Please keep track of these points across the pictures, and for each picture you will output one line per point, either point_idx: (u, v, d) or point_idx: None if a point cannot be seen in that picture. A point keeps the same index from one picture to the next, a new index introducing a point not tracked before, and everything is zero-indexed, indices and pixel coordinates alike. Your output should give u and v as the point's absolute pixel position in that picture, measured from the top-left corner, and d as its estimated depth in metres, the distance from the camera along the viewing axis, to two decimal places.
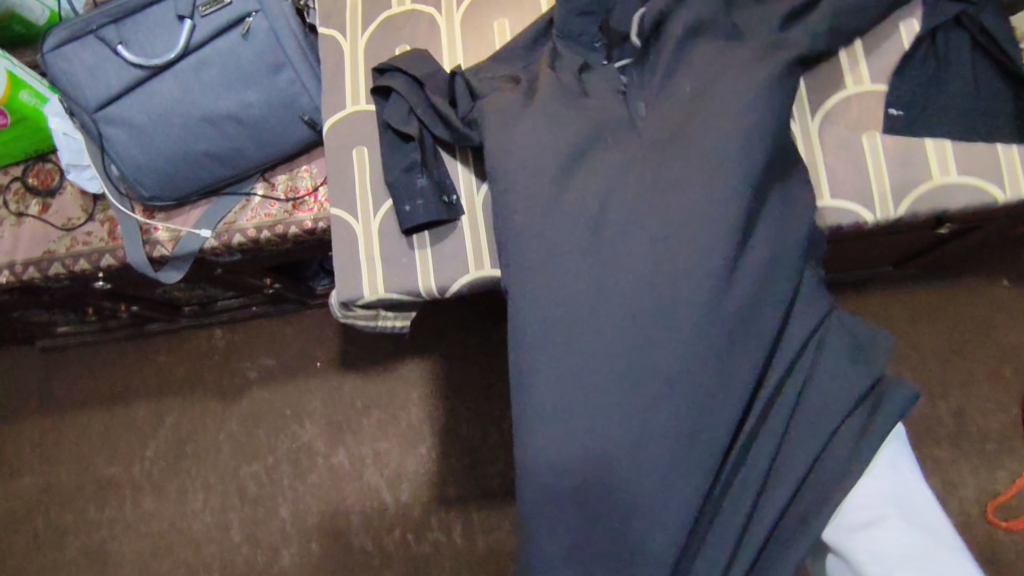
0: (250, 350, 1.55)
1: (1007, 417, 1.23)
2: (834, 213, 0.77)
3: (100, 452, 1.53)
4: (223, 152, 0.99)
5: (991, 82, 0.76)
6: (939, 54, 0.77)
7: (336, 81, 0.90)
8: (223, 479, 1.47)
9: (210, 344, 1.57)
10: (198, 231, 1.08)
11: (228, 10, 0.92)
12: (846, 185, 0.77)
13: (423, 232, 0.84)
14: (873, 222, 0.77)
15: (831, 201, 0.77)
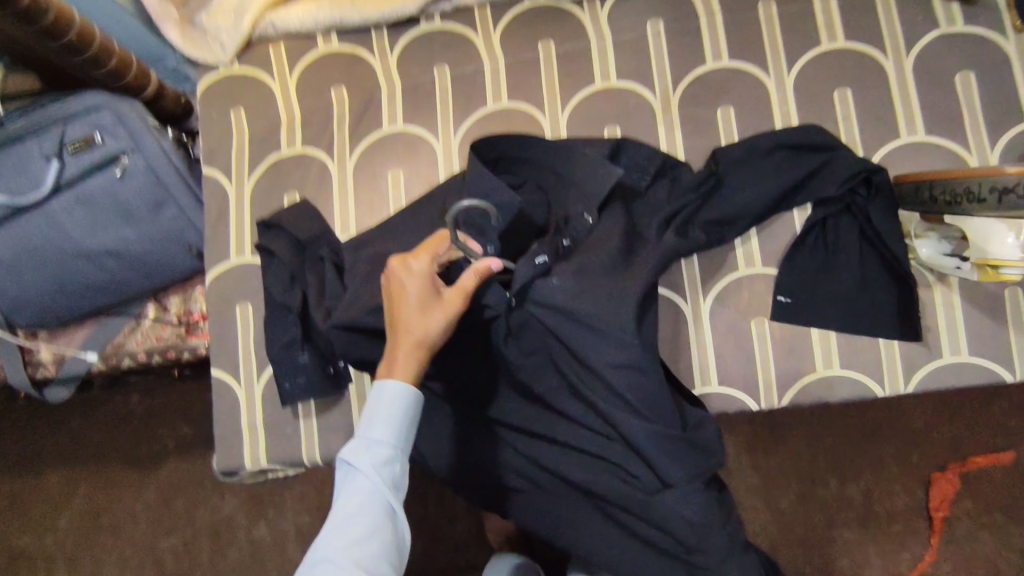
0: (167, 416, 1.37)
1: (910, 501, 1.21)
2: (721, 399, 0.77)
3: (8, 521, 1.38)
4: (105, 284, 0.94)
5: (878, 273, 0.75)
6: (828, 240, 0.77)
7: (220, 228, 0.85)
8: (138, 554, 1.34)
9: (125, 411, 1.39)
10: (84, 354, 1.02)
11: (99, 150, 0.85)
12: (734, 370, 0.77)
13: (308, 401, 0.81)
14: (759, 409, 0.77)
15: (718, 387, 0.77)
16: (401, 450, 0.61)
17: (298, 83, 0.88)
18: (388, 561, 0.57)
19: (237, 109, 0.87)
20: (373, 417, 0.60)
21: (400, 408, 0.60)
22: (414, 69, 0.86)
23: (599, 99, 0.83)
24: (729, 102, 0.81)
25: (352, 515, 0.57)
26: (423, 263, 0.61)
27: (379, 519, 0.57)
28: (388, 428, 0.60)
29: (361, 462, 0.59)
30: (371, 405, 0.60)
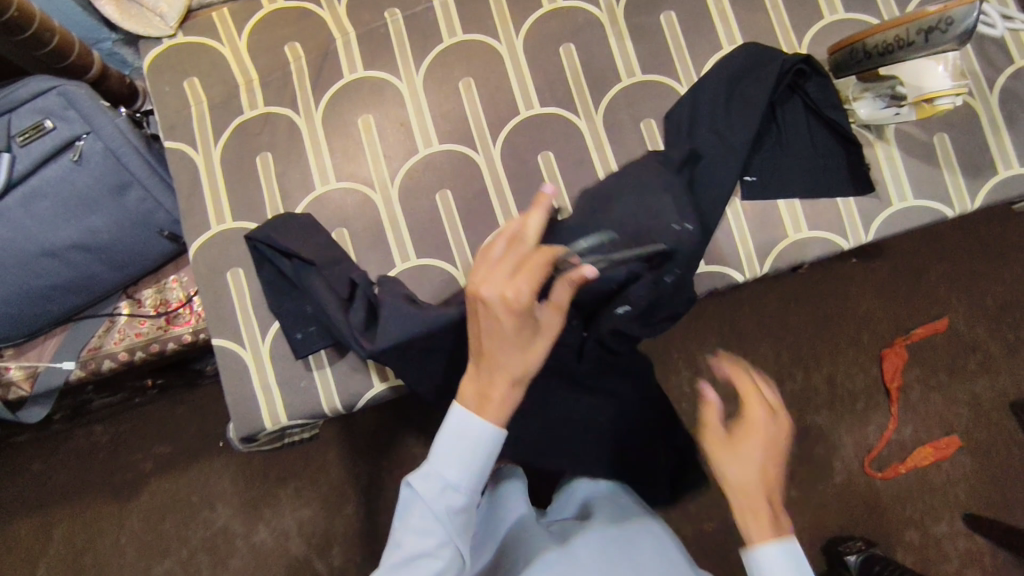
0: (139, 439, 1.32)
1: (869, 376, 1.32)
2: (709, 279, 0.83)
3: None
4: (75, 283, 0.90)
5: (825, 139, 0.83)
6: (776, 118, 0.83)
7: (195, 199, 0.84)
8: None
9: (91, 443, 1.32)
10: (60, 364, 0.97)
11: (52, 136, 0.82)
12: (716, 251, 0.83)
13: (320, 351, 0.81)
14: (743, 281, 0.83)
15: (705, 268, 0.82)
16: (470, 490, 0.62)
17: (248, 44, 0.87)
18: None
19: (190, 78, 0.86)
20: (456, 456, 0.60)
21: (487, 447, 0.60)
22: (366, 16, 0.87)
23: (551, 21, 0.87)
24: (671, 8, 0.87)
25: (422, 555, 0.59)
26: (529, 293, 0.56)
27: (449, 560, 0.60)
28: (461, 472, 0.60)
29: (433, 500, 0.60)
30: (449, 446, 0.60)
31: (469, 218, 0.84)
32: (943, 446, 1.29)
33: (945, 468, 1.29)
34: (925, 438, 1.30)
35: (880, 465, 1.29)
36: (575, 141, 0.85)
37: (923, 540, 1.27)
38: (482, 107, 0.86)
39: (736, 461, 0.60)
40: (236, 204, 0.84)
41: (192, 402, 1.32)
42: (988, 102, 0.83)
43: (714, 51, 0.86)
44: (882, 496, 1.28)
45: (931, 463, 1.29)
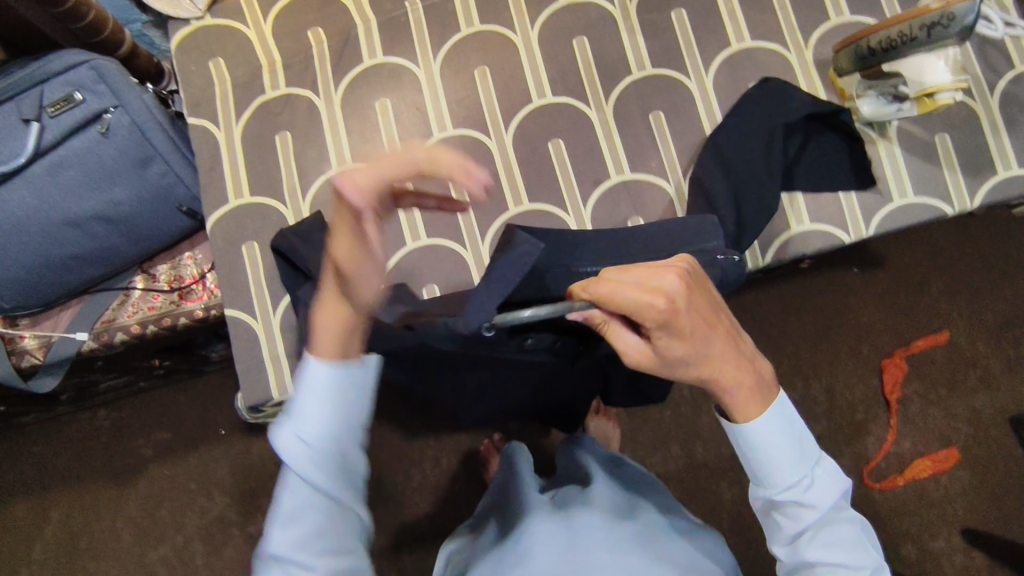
0: (141, 425, 1.33)
1: (869, 387, 1.33)
2: None
3: None
4: (93, 253, 0.93)
5: (829, 138, 0.85)
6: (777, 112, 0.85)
7: (214, 174, 0.87)
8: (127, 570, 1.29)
9: (93, 427, 1.33)
10: (73, 335, 0.98)
11: (80, 108, 0.85)
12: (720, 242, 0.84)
13: None
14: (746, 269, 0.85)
15: None
16: (341, 429, 0.56)
17: (273, 28, 0.90)
18: (349, 547, 0.55)
19: (216, 59, 0.89)
20: (312, 408, 0.55)
21: (342, 391, 0.56)
22: (387, 5, 0.90)
23: (565, 16, 0.90)
24: (681, 6, 0.90)
25: (304, 512, 0.54)
26: (358, 191, 0.49)
27: (333, 511, 0.55)
28: (322, 413, 0.55)
29: (297, 453, 0.54)
30: (303, 389, 0.55)
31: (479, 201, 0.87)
32: (942, 459, 1.30)
33: (944, 481, 1.29)
34: (925, 451, 1.31)
35: (879, 477, 1.30)
36: (585, 130, 0.88)
37: (920, 554, 1.27)
38: (496, 95, 0.89)
39: (699, 367, 0.58)
40: (254, 180, 0.87)
41: (195, 389, 1.33)
42: (989, 104, 0.86)
43: (722, 49, 0.89)
44: (878, 507, 1.28)
45: (930, 476, 1.29)
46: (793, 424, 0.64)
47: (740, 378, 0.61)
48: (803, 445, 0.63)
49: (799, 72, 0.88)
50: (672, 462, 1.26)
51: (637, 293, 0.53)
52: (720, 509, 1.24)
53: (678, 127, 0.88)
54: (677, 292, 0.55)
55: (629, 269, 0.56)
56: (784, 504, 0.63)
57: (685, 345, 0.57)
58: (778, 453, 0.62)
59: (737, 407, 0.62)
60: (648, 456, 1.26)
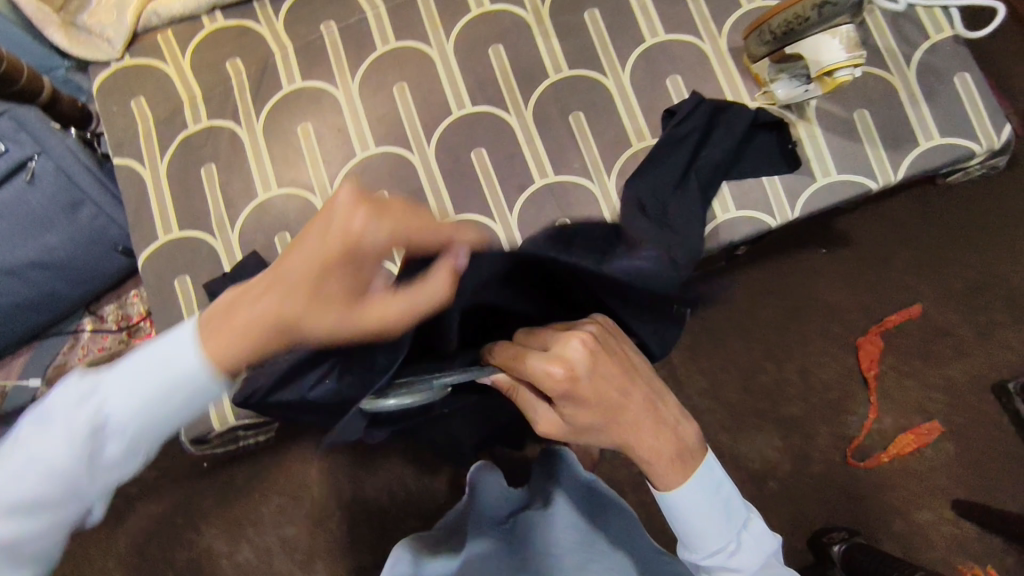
0: None
1: (844, 366, 1.31)
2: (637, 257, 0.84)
3: None
4: (34, 300, 0.93)
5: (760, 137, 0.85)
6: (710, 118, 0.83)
7: (143, 213, 0.87)
8: None
9: None
10: (27, 382, 0.99)
11: (3, 159, 0.86)
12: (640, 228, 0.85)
13: None
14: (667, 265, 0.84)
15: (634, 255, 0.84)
16: (142, 427, 0.53)
17: (192, 62, 0.91)
18: (51, 530, 0.53)
19: (137, 98, 0.90)
20: (130, 385, 0.52)
21: (168, 398, 0.52)
22: (303, 29, 0.91)
23: (478, 25, 0.90)
24: (593, 6, 0.90)
25: (35, 470, 0.51)
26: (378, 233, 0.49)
27: (63, 493, 0.52)
28: (132, 397, 0.52)
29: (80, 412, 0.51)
30: (147, 359, 0.52)
31: None
32: (925, 433, 1.27)
33: (928, 456, 1.27)
34: (906, 426, 1.28)
35: (861, 456, 1.28)
36: (508, 137, 0.88)
37: (910, 529, 1.25)
38: (417, 109, 0.89)
39: (609, 429, 0.61)
40: (183, 214, 0.87)
41: None
42: (905, 77, 0.86)
43: (636, 44, 0.89)
44: (863, 486, 1.26)
45: (912, 450, 1.27)
46: (720, 487, 0.66)
47: (652, 443, 0.63)
48: (730, 513, 0.66)
49: (714, 61, 0.88)
50: None
51: (541, 362, 0.55)
52: None
53: (599, 125, 0.88)
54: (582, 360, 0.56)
55: (540, 337, 0.59)
56: (712, 568, 0.66)
57: (593, 411, 0.60)
58: (706, 521, 0.65)
59: (658, 475, 0.64)
60: (627, 455, 1.25)
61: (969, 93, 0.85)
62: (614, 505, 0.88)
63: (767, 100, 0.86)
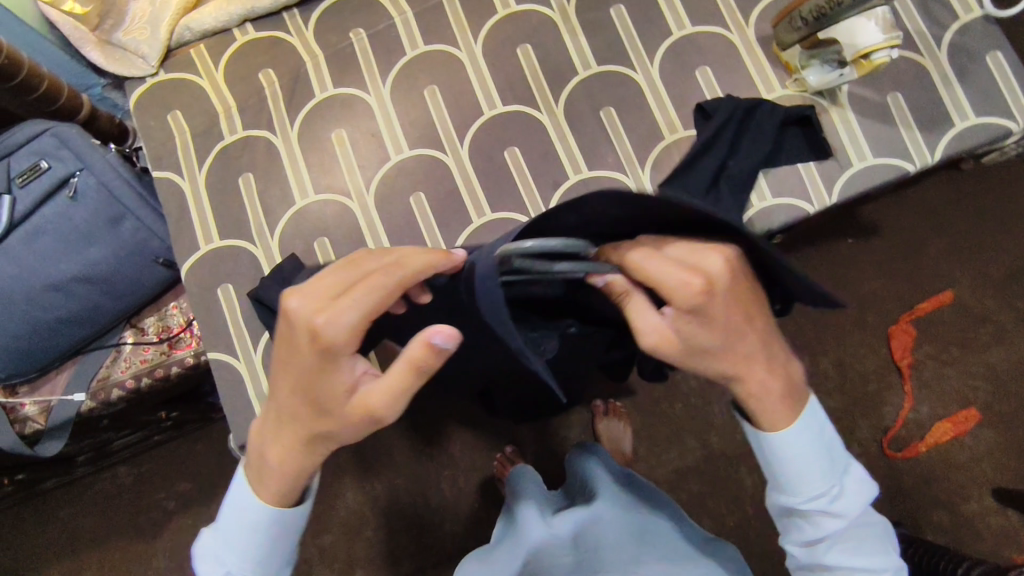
0: (158, 480, 1.33)
1: (879, 356, 1.29)
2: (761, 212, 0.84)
3: None
4: (79, 315, 0.95)
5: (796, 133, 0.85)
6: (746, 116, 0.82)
7: (183, 223, 0.89)
8: None
9: (116, 487, 1.33)
10: (71, 397, 0.99)
11: (47, 176, 0.89)
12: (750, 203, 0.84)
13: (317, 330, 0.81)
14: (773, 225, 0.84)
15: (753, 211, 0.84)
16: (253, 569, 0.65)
17: (226, 75, 0.92)
18: None
19: (173, 112, 0.91)
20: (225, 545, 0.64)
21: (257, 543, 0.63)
22: (332, 38, 0.92)
23: (506, 26, 0.91)
24: (619, 2, 0.91)
25: None
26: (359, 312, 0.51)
27: None
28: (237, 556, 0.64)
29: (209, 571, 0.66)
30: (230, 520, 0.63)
31: (444, 217, 0.88)
32: (962, 421, 1.26)
33: (967, 443, 1.26)
34: (944, 415, 1.27)
35: (900, 446, 1.27)
36: (540, 135, 0.89)
37: (953, 519, 1.23)
38: (448, 112, 0.90)
39: (716, 360, 0.56)
40: (223, 225, 0.89)
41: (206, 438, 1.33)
42: (936, 58, 0.85)
43: (664, 37, 0.90)
44: (902, 477, 1.25)
45: (952, 439, 1.26)
46: (823, 429, 0.63)
47: (755, 387, 0.58)
48: (833, 453, 0.64)
49: (742, 51, 0.89)
50: (690, 456, 1.24)
51: (672, 270, 0.50)
52: (742, 498, 1.23)
53: (630, 119, 0.88)
54: (720, 277, 0.51)
55: (674, 247, 0.53)
56: (808, 513, 0.64)
57: (715, 337, 0.54)
58: (812, 463, 0.62)
59: (766, 410, 0.60)
60: (665, 452, 1.24)
61: (1001, 73, 0.85)
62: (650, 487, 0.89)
63: (798, 87, 0.86)
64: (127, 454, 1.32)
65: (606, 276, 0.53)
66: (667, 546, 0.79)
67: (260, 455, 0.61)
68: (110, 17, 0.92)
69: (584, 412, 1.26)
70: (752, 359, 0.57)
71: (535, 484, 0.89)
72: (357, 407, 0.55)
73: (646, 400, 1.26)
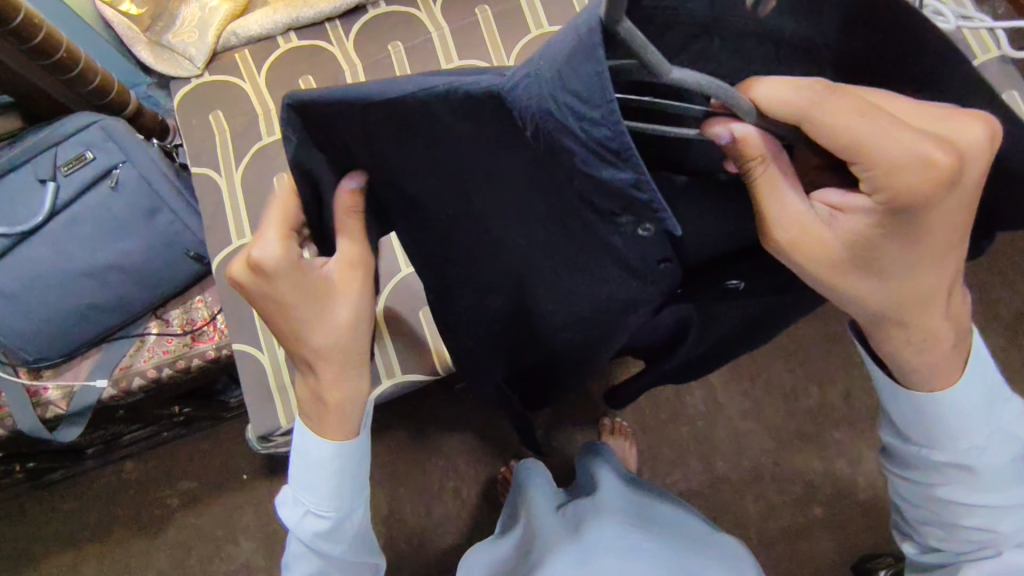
0: (164, 475, 1.34)
1: None
2: None
3: None
4: (109, 302, 0.97)
5: None
6: None
7: (218, 217, 0.92)
8: None
9: (122, 482, 1.34)
10: (93, 383, 0.99)
11: (91, 166, 0.93)
12: None
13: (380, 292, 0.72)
14: None
15: None
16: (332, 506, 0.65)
17: (267, 79, 0.96)
18: None
19: (215, 111, 0.95)
20: (307, 479, 0.64)
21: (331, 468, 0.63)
22: (371, 49, 0.97)
23: (537, 44, 0.95)
24: None
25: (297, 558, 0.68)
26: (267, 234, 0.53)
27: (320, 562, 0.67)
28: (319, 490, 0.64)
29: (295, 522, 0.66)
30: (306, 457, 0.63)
31: None
32: None
33: None
34: None
35: None
36: None
37: None
38: None
39: (878, 268, 0.46)
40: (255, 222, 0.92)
41: (215, 435, 1.34)
42: None
43: None
44: None
45: None
46: (986, 375, 0.56)
47: (914, 313, 0.49)
48: (990, 395, 0.56)
49: None
50: (694, 479, 1.25)
51: (906, 144, 0.37)
52: (746, 524, 1.23)
53: None
54: (975, 157, 0.38)
55: (895, 101, 0.39)
56: (944, 465, 0.58)
57: (908, 243, 0.44)
58: (967, 413, 0.55)
59: (919, 357, 0.53)
60: (669, 474, 1.25)
61: (1020, 108, 0.86)
62: (668, 500, 0.88)
63: None
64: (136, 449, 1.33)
65: (733, 127, 0.38)
66: (680, 526, 0.80)
67: (313, 395, 0.63)
68: (161, 19, 0.98)
69: (591, 430, 1.26)
70: (922, 282, 0.47)
71: (544, 471, 0.92)
72: (335, 308, 0.57)
73: (653, 421, 1.26)
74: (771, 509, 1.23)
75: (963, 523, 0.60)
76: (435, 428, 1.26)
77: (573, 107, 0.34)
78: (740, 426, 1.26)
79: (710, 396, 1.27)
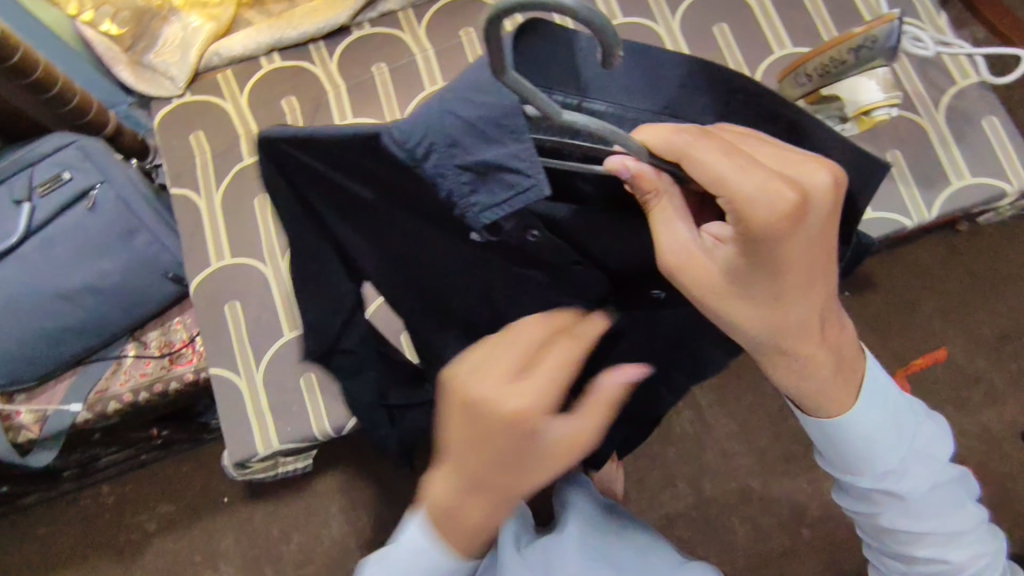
0: (141, 499, 1.29)
1: None
2: (982, 185, 0.87)
3: None
4: (85, 325, 0.95)
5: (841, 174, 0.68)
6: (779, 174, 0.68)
7: (197, 238, 0.91)
8: None
9: (98, 507, 1.29)
10: (67, 407, 0.97)
11: (69, 187, 0.92)
12: (888, 194, 0.87)
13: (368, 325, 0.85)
14: (1013, 191, 0.86)
15: (972, 179, 0.87)
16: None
17: (249, 100, 0.95)
18: None
19: (196, 131, 0.94)
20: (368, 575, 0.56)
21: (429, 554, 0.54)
22: (354, 69, 0.96)
23: None
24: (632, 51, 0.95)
25: None
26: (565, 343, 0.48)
27: None
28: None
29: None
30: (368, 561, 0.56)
31: None
32: None
33: None
34: None
35: None
36: None
37: None
38: None
39: (762, 301, 0.46)
40: (235, 242, 0.90)
41: (193, 458, 1.29)
42: (934, 118, 0.89)
43: None
44: None
45: None
46: (888, 391, 0.54)
47: (801, 348, 0.49)
48: (900, 416, 0.55)
49: None
50: (682, 501, 1.23)
51: (759, 181, 0.40)
52: (734, 548, 1.21)
53: None
54: (819, 197, 0.42)
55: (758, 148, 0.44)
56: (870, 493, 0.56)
57: (775, 281, 0.45)
58: (879, 436, 0.53)
59: (819, 393, 0.52)
60: (657, 497, 1.23)
61: (996, 133, 0.88)
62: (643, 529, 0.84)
63: None
64: (113, 473, 1.28)
65: (629, 165, 0.44)
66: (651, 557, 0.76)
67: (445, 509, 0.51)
68: (142, 40, 0.97)
69: None
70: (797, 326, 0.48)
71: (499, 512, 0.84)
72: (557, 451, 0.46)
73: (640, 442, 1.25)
74: (759, 532, 1.22)
75: (910, 547, 0.58)
76: (421, 450, 1.23)
77: (470, 118, 0.47)
78: (728, 447, 1.25)
79: (698, 417, 1.26)
